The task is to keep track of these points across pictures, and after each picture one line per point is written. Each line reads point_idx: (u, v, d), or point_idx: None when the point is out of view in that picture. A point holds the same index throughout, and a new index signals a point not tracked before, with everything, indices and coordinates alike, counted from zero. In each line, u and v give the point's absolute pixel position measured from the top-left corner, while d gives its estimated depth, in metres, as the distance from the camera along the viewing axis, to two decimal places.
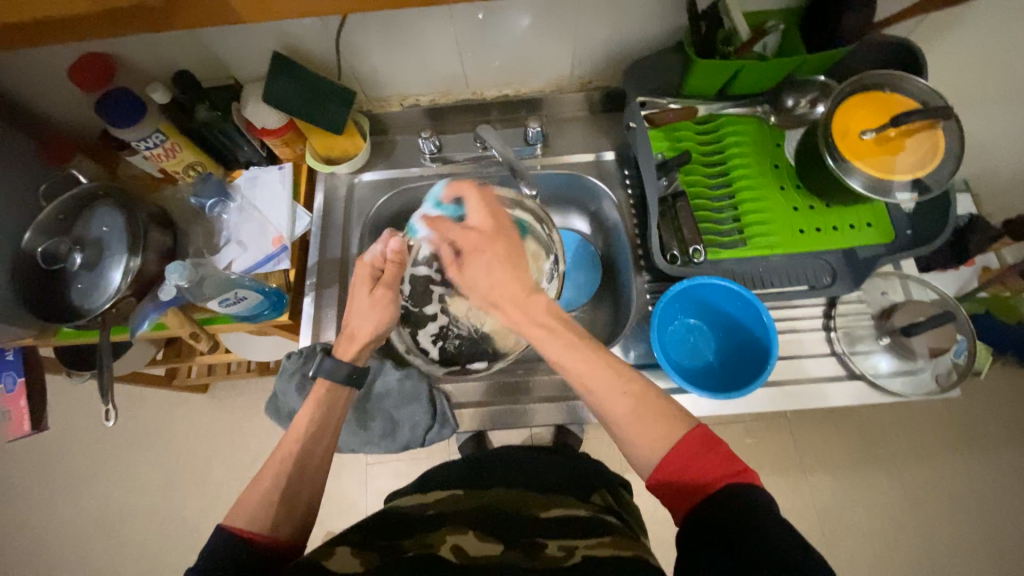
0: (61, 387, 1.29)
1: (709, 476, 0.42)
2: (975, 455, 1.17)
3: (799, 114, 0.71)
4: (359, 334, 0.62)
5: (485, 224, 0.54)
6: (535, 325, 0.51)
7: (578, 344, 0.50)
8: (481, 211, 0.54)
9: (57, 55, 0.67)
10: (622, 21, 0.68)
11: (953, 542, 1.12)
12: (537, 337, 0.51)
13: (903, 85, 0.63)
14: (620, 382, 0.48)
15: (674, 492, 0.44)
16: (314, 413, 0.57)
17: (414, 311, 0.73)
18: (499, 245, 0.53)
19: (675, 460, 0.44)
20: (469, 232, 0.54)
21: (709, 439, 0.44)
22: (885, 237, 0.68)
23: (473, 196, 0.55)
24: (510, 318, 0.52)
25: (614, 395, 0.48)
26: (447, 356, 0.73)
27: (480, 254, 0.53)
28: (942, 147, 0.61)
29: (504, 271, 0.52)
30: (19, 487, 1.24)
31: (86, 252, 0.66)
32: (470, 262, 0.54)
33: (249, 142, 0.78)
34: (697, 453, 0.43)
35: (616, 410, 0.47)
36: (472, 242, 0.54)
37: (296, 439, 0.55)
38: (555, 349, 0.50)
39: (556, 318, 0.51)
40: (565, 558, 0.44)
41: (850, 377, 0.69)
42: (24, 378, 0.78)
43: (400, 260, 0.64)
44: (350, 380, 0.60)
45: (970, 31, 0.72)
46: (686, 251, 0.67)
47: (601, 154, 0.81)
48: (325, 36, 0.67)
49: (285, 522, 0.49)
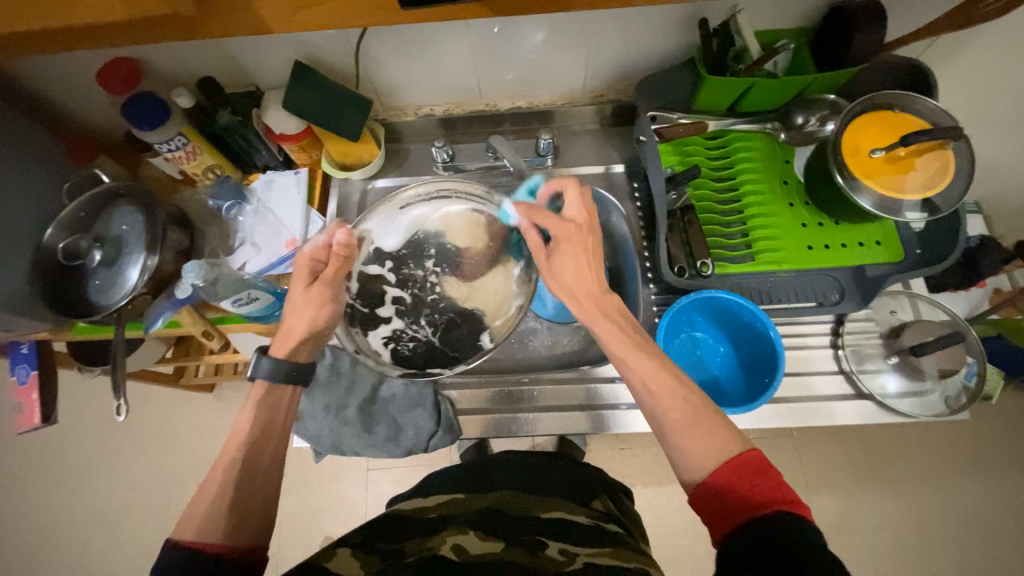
0: (72, 381, 1.31)
1: (760, 498, 0.41)
2: (987, 482, 1.15)
3: (809, 131, 0.71)
4: (294, 331, 0.58)
5: (582, 217, 0.57)
6: (605, 316, 0.54)
7: (644, 346, 0.52)
8: (580, 205, 0.57)
9: (87, 58, 0.70)
10: (634, 37, 0.69)
11: (962, 568, 1.10)
12: (605, 330, 0.53)
13: (914, 106, 0.64)
14: (683, 388, 0.49)
15: (720, 511, 0.42)
16: (254, 419, 0.54)
17: (366, 313, 0.68)
18: (589, 240, 0.56)
19: (727, 473, 0.43)
20: (566, 222, 0.56)
21: (763, 463, 0.43)
22: (894, 256, 0.68)
23: (573, 191, 0.57)
24: (583, 308, 0.55)
25: (675, 399, 0.48)
26: (401, 359, 0.67)
27: (571, 244, 0.56)
28: (952, 167, 0.61)
29: (591, 264, 0.56)
30: (25, 480, 1.25)
31: (105, 248, 0.68)
32: (559, 251, 0.56)
33: (267, 147, 0.80)
34: (746, 474, 0.42)
35: (671, 414, 0.48)
36: (566, 231, 0.56)
37: (238, 447, 0.52)
38: (622, 349, 0.52)
39: (623, 317, 0.55)
40: (566, 564, 0.43)
41: (858, 396, 0.69)
42: (36, 372, 0.79)
43: (344, 254, 0.59)
44: (290, 380, 0.57)
45: (981, 52, 0.72)
46: (694, 265, 0.67)
47: (611, 166, 0.83)
48: (345, 46, 0.69)
49: (238, 530, 0.47)
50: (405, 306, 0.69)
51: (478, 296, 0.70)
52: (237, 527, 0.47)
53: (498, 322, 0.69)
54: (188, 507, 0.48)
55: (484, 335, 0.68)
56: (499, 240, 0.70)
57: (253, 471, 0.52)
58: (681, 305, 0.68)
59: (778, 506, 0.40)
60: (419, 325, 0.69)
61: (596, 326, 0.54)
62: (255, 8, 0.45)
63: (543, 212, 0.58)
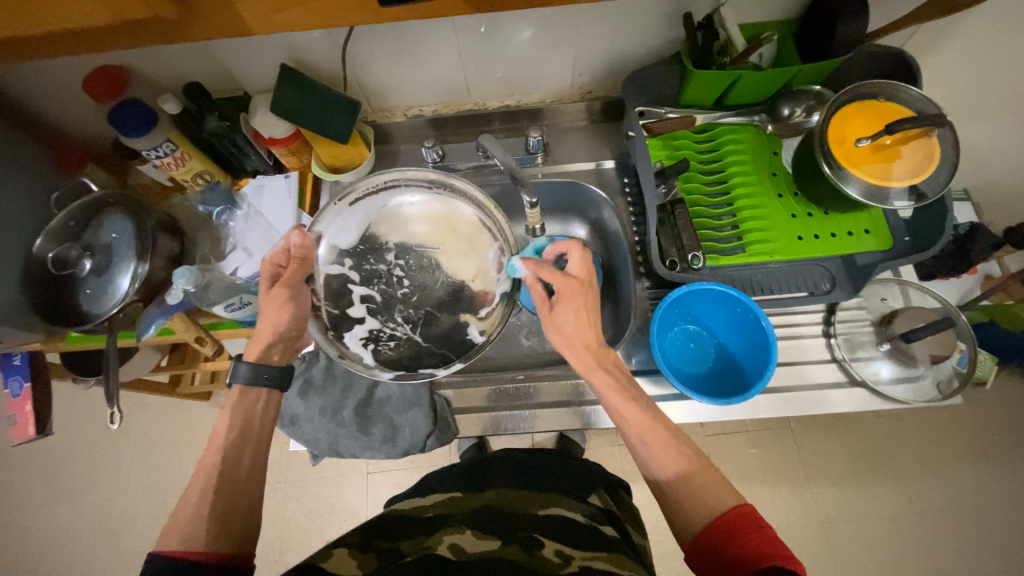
0: (67, 393, 1.31)
1: (747, 551, 0.41)
2: (983, 468, 1.15)
3: (795, 122, 0.72)
4: (260, 332, 0.59)
5: (584, 274, 0.58)
6: (603, 368, 0.55)
7: (641, 401, 0.53)
8: (583, 264, 0.58)
9: (72, 65, 0.69)
10: (620, 33, 0.70)
11: (961, 555, 1.11)
12: (604, 386, 0.54)
13: (898, 94, 0.64)
14: (677, 443, 0.51)
15: (711, 563, 0.43)
16: (230, 422, 0.55)
17: (339, 317, 0.67)
18: (591, 296, 0.58)
19: (716, 530, 0.43)
20: (570, 279, 0.58)
21: (750, 519, 0.43)
22: (883, 244, 0.69)
23: (576, 250, 0.58)
24: (583, 361, 0.56)
25: (668, 451, 0.50)
26: (385, 360, 0.67)
27: (572, 299, 0.57)
28: (937, 154, 0.62)
29: (591, 321, 0.57)
30: (21, 494, 1.24)
31: (96, 257, 0.68)
32: (561, 304, 0.57)
33: (256, 151, 0.80)
34: (741, 530, 0.43)
35: (667, 469, 0.49)
36: (569, 288, 0.57)
37: (216, 451, 0.53)
38: (619, 403, 0.53)
39: (622, 372, 0.56)
40: (561, 566, 0.43)
41: (851, 383, 0.69)
42: (29, 383, 0.78)
43: (303, 256, 0.61)
44: (266, 383, 0.57)
45: (964, 40, 0.73)
46: (685, 257, 0.68)
47: (601, 162, 0.82)
48: (332, 49, 0.69)
49: (220, 536, 0.47)
50: (377, 305, 0.69)
51: (453, 283, 0.70)
52: (222, 536, 0.48)
53: (484, 312, 0.69)
54: (181, 516, 0.48)
55: (471, 327, 0.69)
56: (458, 224, 0.71)
57: (230, 477, 0.52)
58: (672, 297, 0.67)
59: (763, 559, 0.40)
60: (395, 322, 0.69)
61: (595, 379, 0.55)
62: (238, 9, 0.45)
63: (548, 267, 0.59)
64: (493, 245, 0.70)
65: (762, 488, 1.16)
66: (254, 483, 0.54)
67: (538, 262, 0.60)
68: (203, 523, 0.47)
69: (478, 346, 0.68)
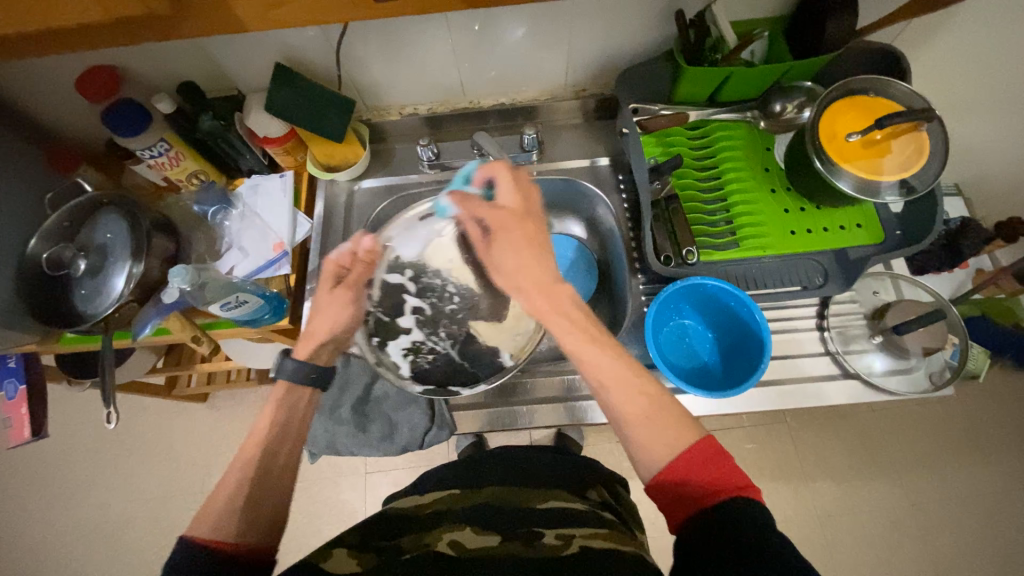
0: (62, 396, 1.30)
1: (715, 485, 0.42)
2: (976, 460, 1.17)
3: (787, 118, 0.73)
4: (318, 332, 0.61)
5: (516, 203, 0.55)
6: (555, 308, 0.52)
7: (597, 336, 0.50)
8: (513, 191, 0.55)
9: (65, 65, 0.69)
10: (613, 30, 0.70)
11: (956, 546, 1.11)
12: (558, 327, 0.51)
13: (888, 90, 0.65)
14: (637, 380, 0.48)
15: (677, 497, 0.43)
16: (273, 417, 0.55)
17: (387, 323, 0.70)
18: (528, 227, 0.54)
19: (687, 462, 0.43)
20: (499, 211, 0.54)
21: (717, 449, 0.44)
22: (875, 237, 0.69)
23: (504, 177, 0.55)
24: (532, 300, 0.52)
25: (630, 393, 0.48)
26: (420, 372, 0.69)
27: (507, 232, 0.54)
28: (927, 148, 0.62)
29: (532, 249, 0.53)
30: (17, 498, 1.23)
31: (90, 258, 0.68)
32: (498, 241, 0.54)
33: (251, 150, 0.80)
34: (699, 465, 0.43)
35: (628, 408, 0.47)
36: (500, 221, 0.54)
37: (256, 445, 0.53)
38: (575, 341, 0.50)
39: (577, 307, 0.52)
40: (563, 548, 0.44)
41: (845, 376, 0.70)
42: (25, 385, 0.78)
43: (370, 260, 0.64)
44: (309, 381, 0.58)
45: (952, 36, 0.74)
46: (680, 252, 0.68)
47: (596, 159, 0.83)
48: (326, 47, 0.69)
49: (250, 528, 0.47)
50: (425, 319, 0.72)
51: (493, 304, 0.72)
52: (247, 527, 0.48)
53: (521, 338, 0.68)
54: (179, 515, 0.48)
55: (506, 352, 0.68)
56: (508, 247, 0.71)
57: (267, 470, 0.52)
58: (667, 292, 0.68)
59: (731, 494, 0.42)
60: (436, 339, 0.71)
61: (547, 320, 0.52)
62: (232, 6, 0.45)
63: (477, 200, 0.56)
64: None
65: (759, 483, 1.17)
66: (291, 477, 0.54)
67: (465, 196, 0.57)
68: (202, 521, 0.47)
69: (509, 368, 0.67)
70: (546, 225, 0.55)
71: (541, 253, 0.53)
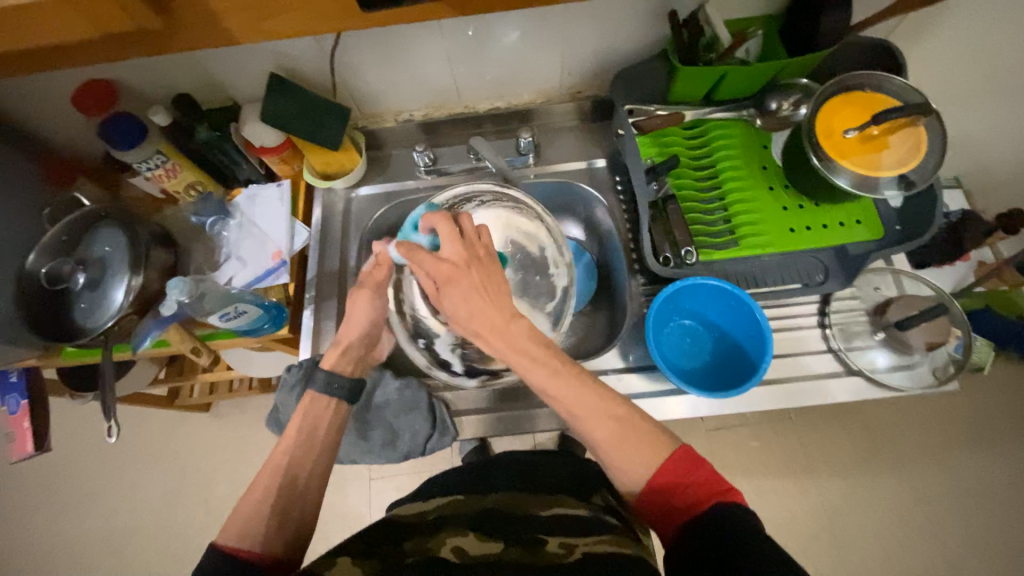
0: (65, 409, 1.30)
1: (697, 493, 0.44)
2: (983, 453, 1.16)
3: (784, 115, 0.72)
4: (345, 341, 0.62)
5: (460, 253, 0.51)
6: (517, 353, 0.50)
7: (561, 370, 0.50)
8: (455, 241, 0.51)
9: (61, 80, 0.70)
10: (607, 31, 0.70)
11: (965, 541, 1.11)
12: (521, 366, 0.50)
13: (884, 85, 0.65)
14: (606, 405, 0.49)
15: (662, 510, 0.46)
16: (300, 426, 0.56)
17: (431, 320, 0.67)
18: (477, 276, 0.50)
19: (665, 475, 0.46)
20: (443, 263, 0.50)
21: (692, 459, 0.47)
22: (875, 233, 0.69)
23: (446, 227, 0.51)
24: (493, 346, 0.50)
25: (598, 419, 0.49)
26: (471, 364, 0.67)
27: (456, 285, 0.50)
28: (924, 143, 0.62)
29: (481, 301, 0.50)
30: (22, 512, 1.23)
31: (89, 271, 0.67)
32: (446, 294, 0.51)
33: (248, 161, 0.80)
34: (681, 471, 0.46)
35: (597, 433, 0.49)
36: (446, 274, 0.50)
37: (284, 453, 0.54)
38: (539, 376, 0.49)
39: (539, 345, 0.50)
40: (565, 556, 0.43)
41: (848, 373, 0.69)
42: (27, 399, 0.78)
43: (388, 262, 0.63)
44: (337, 392, 0.58)
45: (947, 29, 0.74)
46: (679, 253, 0.68)
47: (592, 161, 0.83)
48: (321, 55, 0.69)
49: (278, 537, 0.49)
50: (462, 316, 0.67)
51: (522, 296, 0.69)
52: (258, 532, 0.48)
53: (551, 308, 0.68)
54: None
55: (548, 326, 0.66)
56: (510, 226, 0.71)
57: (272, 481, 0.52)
58: (668, 293, 0.67)
59: (711, 499, 0.44)
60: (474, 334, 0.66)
61: (509, 363, 0.50)
62: (222, 18, 0.45)
63: (420, 253, 0.51)
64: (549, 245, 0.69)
65: (765, 480, 1.16)
66: (312, 494, 0.53)
67: (411, 247, 0.51)
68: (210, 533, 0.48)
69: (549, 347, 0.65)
70: (495, 266, 0.52)
71: (492, 298, 0.50)
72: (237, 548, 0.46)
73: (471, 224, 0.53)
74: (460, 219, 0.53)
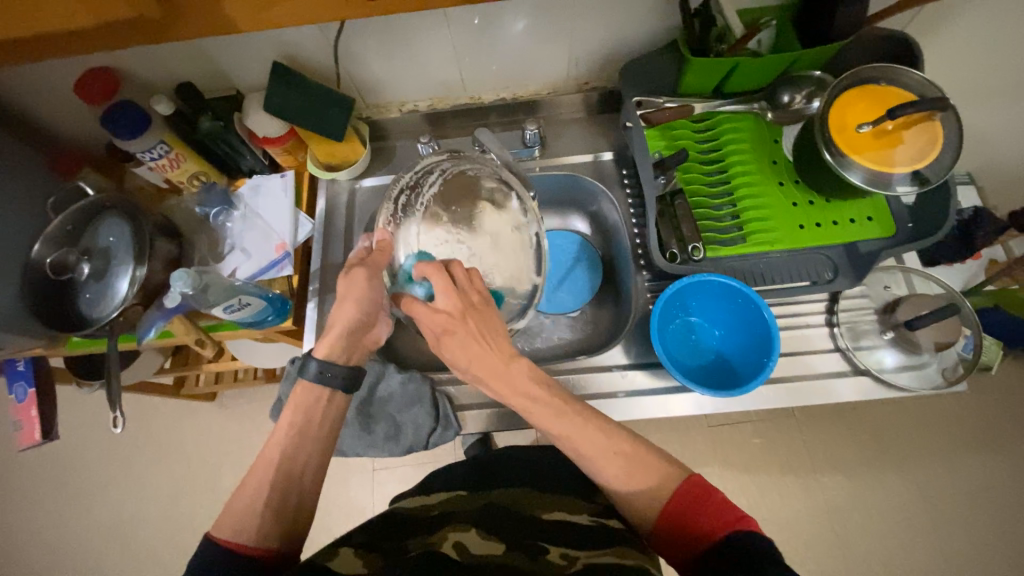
0: (73, 397, 1.31)
1: (710, 525, 0.44)
2: (988, 452, 1.15)
3: (795, 109, 0.71)
4: (333, 327, 0.58)
5: (453, 302, 0.52)
6: (519, 395, 0.52)
7: (564, 410, 0.52)
8: (448, 290, 0.52)
9: (64, 68, 0.69)
10: (616, 21, 0.69)
11: (968, 540, 1.10)
12: (524, 407, 0.53)
13: (900, 77, 0.63)
14: (611, 443, 0.51)
15: (680, 542, 0.45)
16: (291, 421, 0.55)
17: None
18: (471, 322, 0.52)
19: (677, 508, 0.46)
20: (437, 314, 0.52)
21: (701, 488, 0.46)
22: (887, 231, 0.68)
23: (439, 277, 0.52)
24: (495, 388, 0.53)
25: (605, 457, 0.50)
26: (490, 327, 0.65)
27: (453, 334, 0.52)
28: (940, 138, 0.61)
29: (479, 346, 0.52)
30: (32, 497, 1.25)
31: (94, 261, 0.68)
32: (445, 343, 0.53)
33: (251, 151, 0.79)
34: (691, 503, 0.46)
35: (609, 471, 0.50)
36: (441, 323, 0.52)
37: (276, 448, 0.54)
38: (545, 417, 0.52)
39: (539, 384, 0.53)
40: (567, 566, 0.43)
41: (855, 372, 0.69)
42: (34, 388, 0.78)
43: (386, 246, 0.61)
44: (331, 382, 0.56)
45: (966, 21, 0.72)
46: (685, 249, 0.67)
47: (599, 154, 0.82)
48: (324, 45, 0.68)
49: (273, 529, 0.49)
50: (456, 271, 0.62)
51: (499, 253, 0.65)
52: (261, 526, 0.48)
53: (530, 253, 0.66)
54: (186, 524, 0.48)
55: (529, 267, 0.66)
56: (456, 195, 0.66)
57: (274, 475, 0.52)
58: (674, 289, 0.67)
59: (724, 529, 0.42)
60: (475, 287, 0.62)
61: (514, 406, 0.53)
62: (224, 7, 0.44)
63: (413, 302, 0.53)
64: (513, 198, 0.67)
65: (766, 476, 1.16)
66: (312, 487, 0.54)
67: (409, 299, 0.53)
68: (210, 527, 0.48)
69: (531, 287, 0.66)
70: (490, 308, 0.53)
71: (489, 342, 0.52)
72: (249, 547, 0.47)
73: (462, 269, 0.55)
74: (452, 266, 0.55)
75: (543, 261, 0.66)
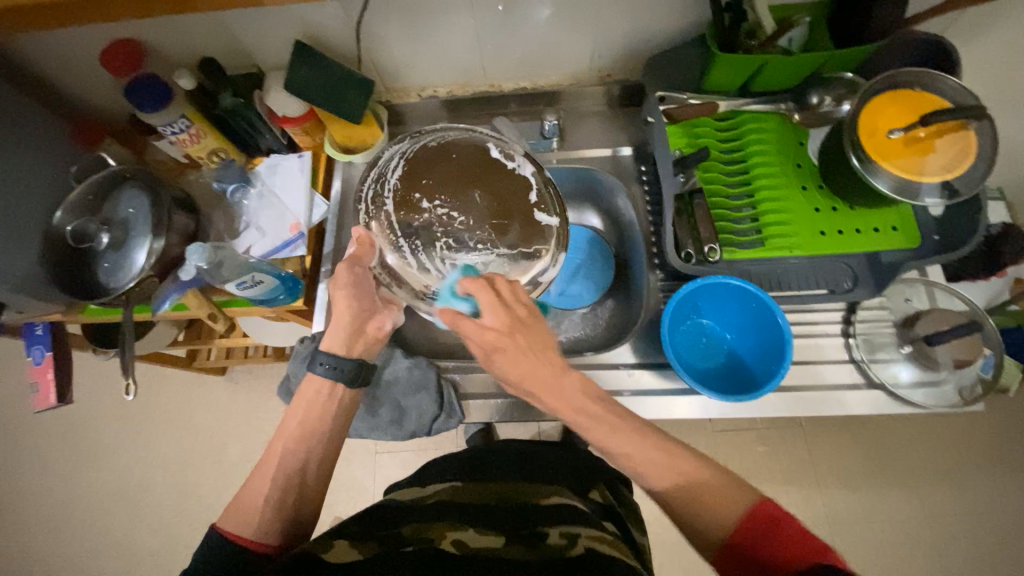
0: (89, 363, 1.35)
1: (790, 556, 0.41)
2: (998, 475, 1.12)
3: (825, 112, 0.68)
4: (339, 322, 0.56)
5: (501, 319, 0.48)
6: (576, 412, 0.49)
7: (621, 427, 0.49)
8: (494, 308, 0.48)
9: (91, 38, 0.70)
10: (643, 12, 0.67)
11: (969, 562, 1.08)
12: (580, 423, 0.50)
13: (935, 84, 0.61)
14: (671, 460, 0.49)
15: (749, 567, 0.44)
16: (300, 417, 0.55)
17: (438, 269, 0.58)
18: (523, 339, 0.48)
19: (751, 531, 0.44)
20: (486, 333, 0.48)
21: (774, 516, 0.44)
22: (912, 242, 0.66)
23: (486, 295, 0.48)
24: (549, 407, 0.50)
25: (664, 473, 0.48)
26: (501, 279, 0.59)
27: (503, 353, 0.48)
28: (974, 149, 0.58)
29: (532, 361, 0.48)
30: (47, 457, 1.29)
31: (112, 232, 0.68)
32: (494, 362, 0.49)
33: (270, 130, 0.80)
34: (763, 531, 0.43)
35: (664, 486, 0.48)
36: (490, 342, 0.48)
37: (281, 440, 0.54)
38: (601, 434, 0.49)
39: (593, 400, 0.50)
40: (568, 548, 0.44)
41: (869, 385, 0.67)
42: (51, 352, 0.80)
43: (370, 242, 0.57)
44: (341, 376, 0.55)
45: (1009, 26, 0.69)
46: (701, 250, 0.66)
47: (618, 149, 0.80)
48: (347, 25, 0.68)
49: (272, 522, 0.50)
50: (449, 242, 0.59)
51: (493, 202, 0.61)
52: (265, 507, 0.50)
53: (533, 198, 0.61)
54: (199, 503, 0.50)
55: (538, 210, 0.61)
56: (423, 165, 0.62)
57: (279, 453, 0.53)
58: (689, 289, 0.65)
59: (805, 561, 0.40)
60: (475, 245, 0.60)
61: (570, 423, 0.50)
62: None
63: (458, 320, 0.48)
64: (494, 146, 0.63)
65: (769, 485, 1.15)
66: (316, 466, 0.55)
67: (452, 313, 0.48)
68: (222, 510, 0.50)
69: (549, 229, 0.61)
70: (538, 322, 0.50)
71: (542, 357, 0.49)
72: (248, 542, 0.48)
73: (506, 283, 0.51)
74: (494, 279, 0.51)
75: (556, 202, 0.61)
